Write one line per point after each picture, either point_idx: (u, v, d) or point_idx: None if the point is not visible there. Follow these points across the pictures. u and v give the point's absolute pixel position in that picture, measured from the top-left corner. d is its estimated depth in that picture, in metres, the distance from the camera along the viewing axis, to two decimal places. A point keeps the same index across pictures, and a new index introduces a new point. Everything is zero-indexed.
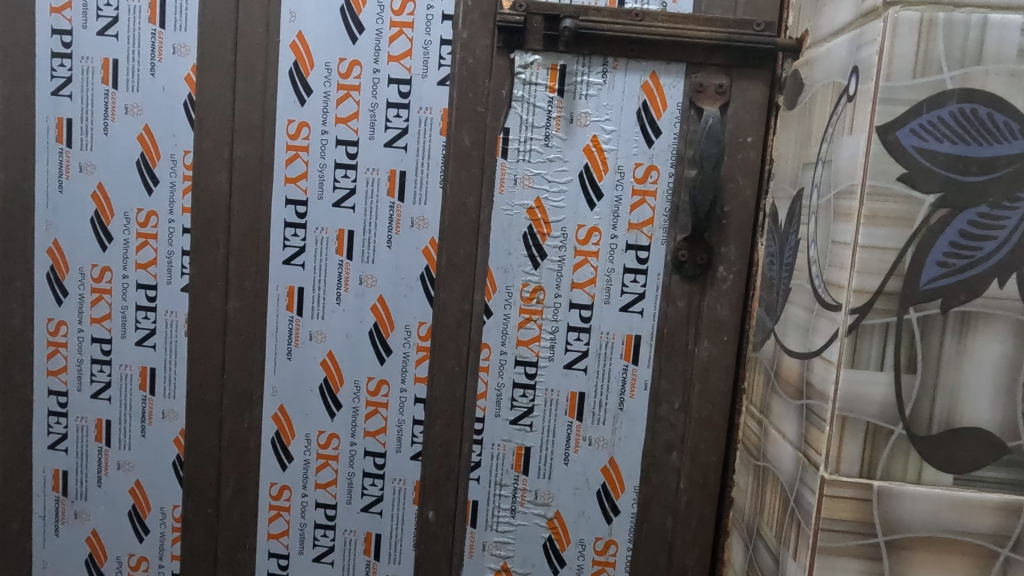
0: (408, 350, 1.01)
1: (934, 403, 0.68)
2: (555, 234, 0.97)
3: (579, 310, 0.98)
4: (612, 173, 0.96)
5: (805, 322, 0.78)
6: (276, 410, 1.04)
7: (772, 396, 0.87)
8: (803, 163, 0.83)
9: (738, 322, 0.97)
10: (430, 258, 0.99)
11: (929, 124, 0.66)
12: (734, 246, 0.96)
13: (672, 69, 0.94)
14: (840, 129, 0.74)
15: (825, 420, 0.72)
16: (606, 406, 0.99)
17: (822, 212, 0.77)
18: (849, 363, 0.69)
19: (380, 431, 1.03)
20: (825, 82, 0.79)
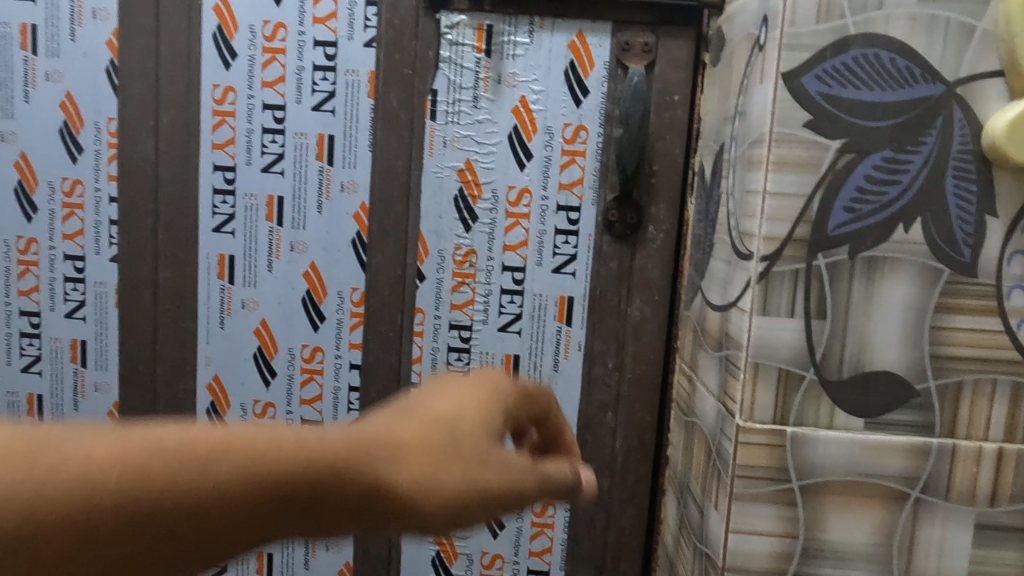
0: (341, 317, 1.00)
1: (844, 348, 0.69)
2: (485, 196, 0.97)
3: (511, 272, 0.98)
4: (541, 133, 0.95)
5: (725, 274, 0.79)
6: (211, 380, 1.03)
7: (699, 352, 0.88)
8: (724, 118, 0.83)
9: (669, 282, 0.97)
10: (361, 223, 0.98)
11: (834, 70, 0.66)
12: (663, 205, 0.96)
13: (598, 28, 0.93)
14: (752, 79, 0.74)
15: (739, 369, 0.72)
16: (541, 368, 0.99)
17: (739, 164, 0.77)
18: (761, 311, 0.70)
19: (316, 399, 1.02)
20: (742, 34, 0.79)
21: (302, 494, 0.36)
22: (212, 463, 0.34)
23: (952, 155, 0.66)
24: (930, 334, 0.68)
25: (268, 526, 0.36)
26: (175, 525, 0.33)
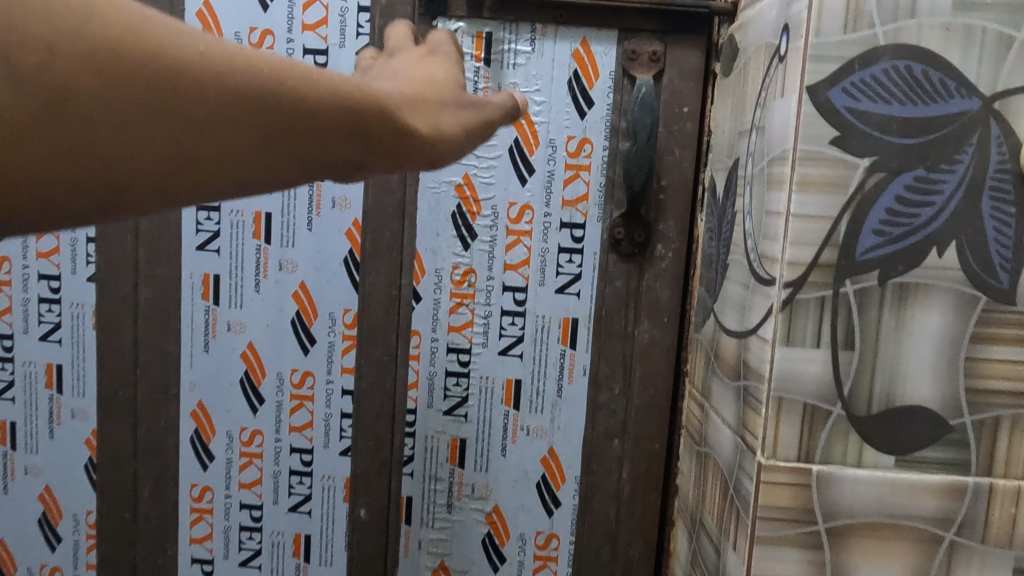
0: (333, 340, 0.95)
1: (873, 381, 0.65)
2: (485, 213, 0.92)
3: (512, 293, 0.93)
4: (543, 147, 0.90)
5: (741, 299, 0.74)
6: (195, 407, 0.97)
7: (712, 378, 0.83)
8: (739, 131, 0.79)
9: (679, 302, 0.92)
10: (354, 241, 0.93)
11: (863, 83, 0.62)
12: (672, 222, 0.91)
13: (603, 35, 0.88)
14: (772, 92, 0.69)
15: (761, 403, 0.67)
16: (544, 393, 0.94)
17: (757, 182, 0.72)
18: (784, 341, 0.65)
19: (306, 426, 0.97)
20: (758, 43, 0.74)
21: (360, 118, 0.32)
22: (191, 73, 0.28)
23: (988, 174, 0.62)
24: (966, 365, 0.64)
25: (265, 151, 0.30)
26: (196, 101, 0.28)
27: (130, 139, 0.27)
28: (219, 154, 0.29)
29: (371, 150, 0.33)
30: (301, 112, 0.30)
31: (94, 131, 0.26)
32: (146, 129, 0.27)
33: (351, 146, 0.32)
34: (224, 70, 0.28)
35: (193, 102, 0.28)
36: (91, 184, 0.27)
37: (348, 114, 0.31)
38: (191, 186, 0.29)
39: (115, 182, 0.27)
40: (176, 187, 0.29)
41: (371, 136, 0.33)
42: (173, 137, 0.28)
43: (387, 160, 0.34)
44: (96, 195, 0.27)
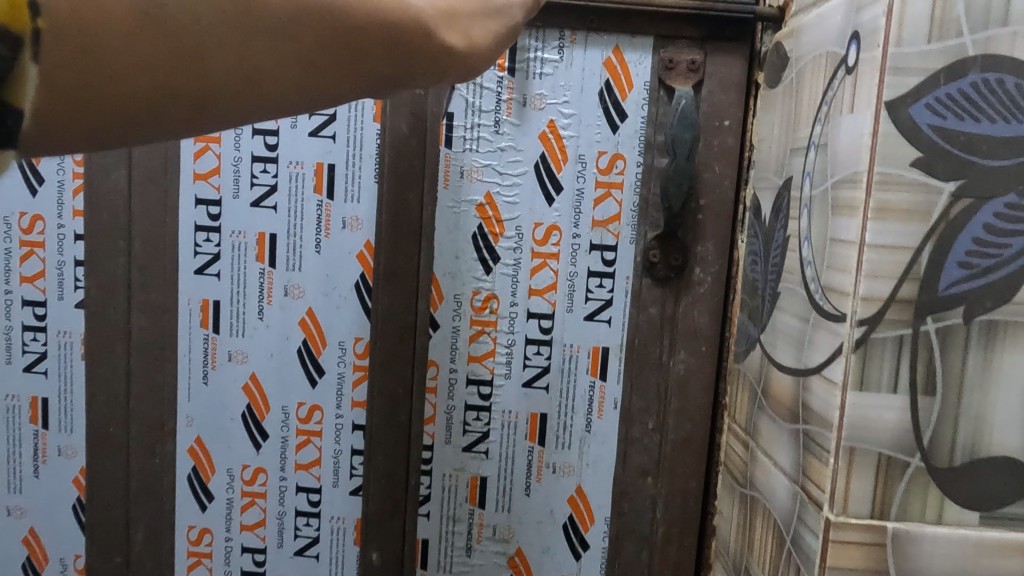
0: (343, 371, 0.88)
1: (957, 429, 0.58)
2: (508, 234, 0.85)
3: (538, 320, 0.86)
4: (572, 163, 0.84)
5: (799, 334, 0.67)
6: (192, 443, 0.90)
7: (759, 416, 0.77)
8: (792, 148, 0.72)
9: (718, 331, 0.86)
10: (366, 264, 0.86)
11: (951, 98, 0.55)
12: (712, 244, 0.84)
13: (637, 43, 0.82)
14: (837, 107, 0.63)
15: (829, 452, 0.61)
16: (572, 428, 0.87)
17: (818, 205, 0.66)
18: (857, 385, 0.58)
19: (313, 463, 0.90)
20: (817, 52, 0.68)
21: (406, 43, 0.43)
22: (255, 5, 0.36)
23: None
24: None
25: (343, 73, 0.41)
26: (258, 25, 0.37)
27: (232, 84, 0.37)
28: (300, 69, 0.39)
29: (404, 54, 0.43)
30: (347, 27, 0.39)
31: (213, 55, 0.36)
32: (246, 46, 0.37)
33: (389, 57, 0.42)
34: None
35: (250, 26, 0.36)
36: (217, 95, 0.37)
37: (388, 28, 0.41)
38: (277, 91, 0.39)
39: (232, 92, 0.38)
40: (266, 89, 0.39)
41: (403, 45, 0.43)
42: (260, 47, 0.37)
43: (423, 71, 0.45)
44: (223, 104, 0.38)
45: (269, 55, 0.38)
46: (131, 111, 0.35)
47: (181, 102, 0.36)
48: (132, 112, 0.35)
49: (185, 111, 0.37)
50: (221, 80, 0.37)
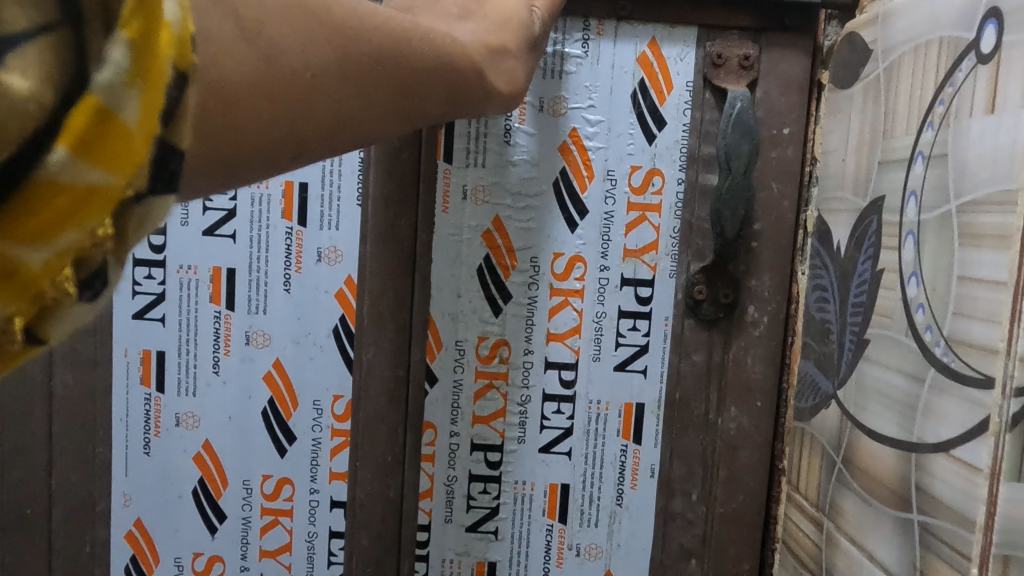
0: (319, 437, 0.71)
1: None
2: (522, 266, 0.70)
3: (558, 370, 0.71)
4: (599, 180, 0.69)
5: (908, 397, 0.53)
6: (130, 528, 0.72)
7: (840, 492, 0.62)
8: (884, 160, 0.58)
9: (775, 381, 0.71)
10: (347, 305, 0.70)
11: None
12: (768, 278, 0.70)
13: (678, 35, 0.67)
14: (964, 106, 0.49)
15: (973, 563, 0.46)
16: (599, 502, 0.72)
17: (933, 231, 0.51)
18: (1013, 474, 0.43)
19: (283, 549, 0.73)
20: (920, 41, 0.54)
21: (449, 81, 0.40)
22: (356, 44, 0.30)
23: None
24: None
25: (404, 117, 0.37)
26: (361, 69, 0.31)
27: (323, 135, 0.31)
28: (373, 112, 0.34)
29: (441, 96, 0.40)
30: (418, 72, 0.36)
31: (325, 100, 0.30)
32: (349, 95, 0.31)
33: (434, 97, 0.39)
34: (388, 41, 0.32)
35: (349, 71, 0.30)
36: (312, 142, 0.31)
37: (439, 67, 0.38)
38: (355, 137, 0.34)
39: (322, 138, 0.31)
40: (348, 135, 0.33)
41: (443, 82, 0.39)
42: (353, 91, 0.31)
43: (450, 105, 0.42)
44: (306, 150, 0.31)
45: (359, 94, 0.32)
46: (230, 170, 0.27)
47: (288, 147, 0.29)
48: (241, 165, 0.27)
49: (273, 159, 0.29)
50: (318, 122, 0.30)
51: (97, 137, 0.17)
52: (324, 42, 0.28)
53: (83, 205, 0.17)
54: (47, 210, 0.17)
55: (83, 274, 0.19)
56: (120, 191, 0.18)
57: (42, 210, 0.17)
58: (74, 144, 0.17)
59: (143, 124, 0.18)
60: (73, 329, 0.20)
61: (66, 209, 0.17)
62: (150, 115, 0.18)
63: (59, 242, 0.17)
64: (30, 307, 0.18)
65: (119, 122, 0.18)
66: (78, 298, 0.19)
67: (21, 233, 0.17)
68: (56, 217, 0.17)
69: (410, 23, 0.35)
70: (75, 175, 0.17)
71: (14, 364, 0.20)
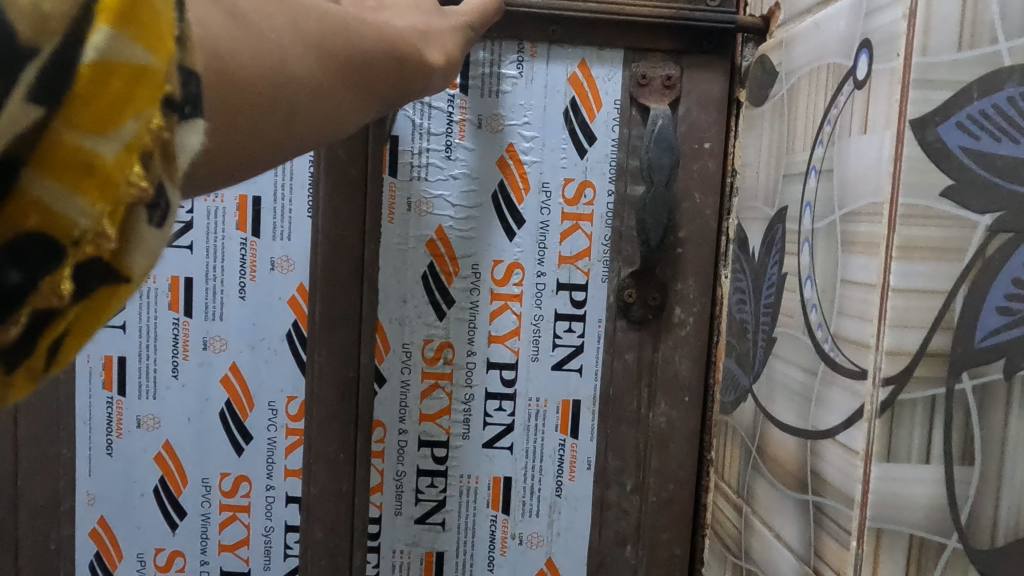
0: (274, 436, 0.76)
1: (1001, 499, 0.45)
2: (464, 273, 0.75)
3: (499, 370, 0.76)
4: (535, 192, 0.74)
5: (805, 390, 0.58)
6: (94, 525, 0.76)
7: (754, 479, 0.67)
8: (787, 172, 0.64)
9: (702, 377, 0.76)
10: (299, 311, 0.74)
11: (1016, 100, 0.44)
12: (692, 281, 0.75)
13: (605, 56, 0.73)
14: (844, 127, 0.54)
15: (853, 536, 0.51)
16: (540, 493, 0.77)
17: (823, 240, 0.57)
18: (885, 456, 0.49)
19: (241, 543, 0.77)
20: (813, 65, 0.60)
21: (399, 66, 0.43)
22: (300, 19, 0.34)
23: None
24: None
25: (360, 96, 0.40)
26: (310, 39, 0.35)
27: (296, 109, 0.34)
28: (344, 96, 0.39)
29: (406, 80, 0.45)
30: (362, 51, 0.39)
31: (289, 65, 0.33)
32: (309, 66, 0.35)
33: (398, 82, 0.44)
34: (336, 30, 0.37)
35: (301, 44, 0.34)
36: (290, 115, 0.34)
37: (395, 53, 0.43)
38: (325, 115, 0.37)
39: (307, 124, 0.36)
40: (319, 110, 0.36)
41: (402, 66, 0.44)
42: (319, 74, 0.36)
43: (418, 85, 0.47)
44: (295, 134, 0.35)
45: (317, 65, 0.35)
46: (235, 152, 0.32)
47: (272, 116, 0.33)
48: (234, 127, 0.31)
49: (272, 145, 0.34)
50: (294, 102, 0.34)
51: (134, 24, 0.22)
52: (289, 25, 0.33)
53: (133, 85, 0.22)
54: (101, 95, 0.21)
55: (150, 183, 0.23)
56: (160, 75, 0.23)
57: (100, 93, 0.21)
58: (113, 24, 0.21)
59: (162, 13, 0.23)
60: (154, 262, 0.24)
61: (118, 93, 0.21)
62: (166, 6, 0.23)
63: (122, 134, 0.22)
64: (117, 209, 0.22)
65: (144, 7, 0.22)
66: (146, 212, 0.23)
67: (87, 117, 0.21)
68: (113, 100, 0.21)
69: (359, 21, 0.40)
70: (123, 54, 0.21)
71: (121, 296, 0.24)
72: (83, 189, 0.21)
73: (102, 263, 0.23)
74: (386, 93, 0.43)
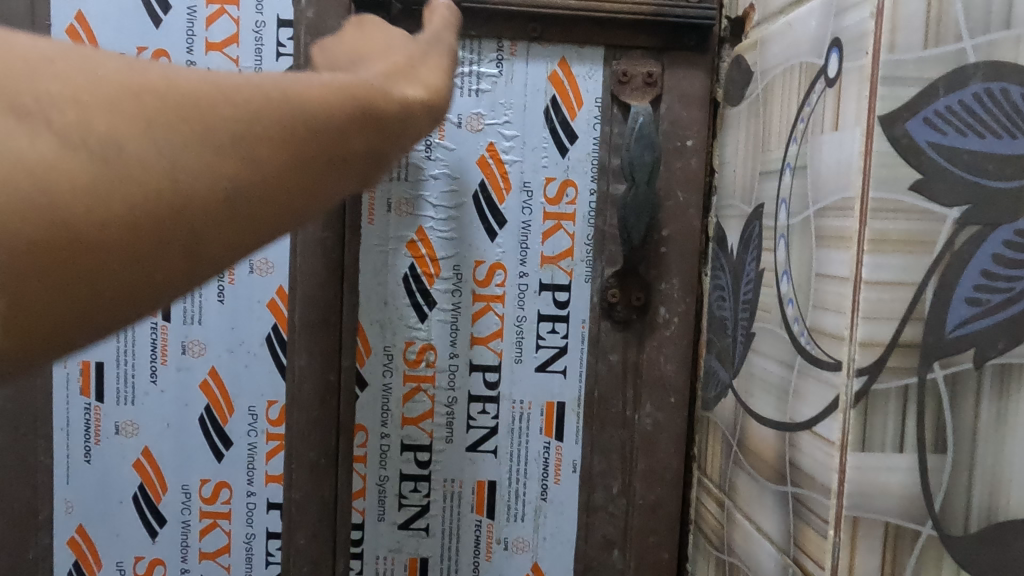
0: (254, 441, 0.75)
1: (971, 490, 0.45)
2: (445, 275, 0.75)
3: (482, 373, 0.76)
4: (516, 192, 0.75)
5: (782, 383, 0.59)
6: (73, 534, 0.75)
7: (735, 474, 0.68)
8: (763, 170, 0.65)
9: (687, 376, 0.76)
10: (279, 314, 0.74)
11: (983, 98, 0.44)
12: (677, 281, 0.76)
13: (586, 55, 0.73)
14: (816, 124, 0.56)
15: (830, 526, 0.52)
16: (524, 497, 0.77)
17: (797, 235, 0.58)
18: (858, 445, 0.50)
19: (221, 551, 0.76)
20: (786, 64, 0.61)
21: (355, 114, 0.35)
22: (203, 134, 0.30)
23: None
24: None
25: (312, 171, 0.33)
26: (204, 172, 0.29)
27: (176, 247, 0.30)
28: (294, 206, 0.33)
29: (387, 149, 0.38)
30: (323, 130, 0.34)
31: (141, 221, 0.28)
32: (189, 216, 0.29)
33: (372, 141, 0.36)
34: (300, 117, 0.33)
35: (194, 196, 0.29)
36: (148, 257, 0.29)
37: (366, 110, 0.36)
38: (235, 237, 0.31)
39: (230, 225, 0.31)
40: (214, 237, 0.31)
41: (385, 124, 0.37)
42: (202, 211, 0.30)
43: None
44: (177, 266, 0.30)
45: (226, 209, 0.30)
46: (142, 288, 0.29)
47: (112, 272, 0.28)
48: (70, 299, 0.27)
49: (135, 295, 0.29)
50: (151, 250, 0.29)
51: None
52: (162, 161, 0.28)
53: None
54: None
55: None
56: None
57: None
58: None
59: None
60: None
61: None
62: None
63: None
64: None
65: None
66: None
67: None
68: None
69: None
70: None
71: None
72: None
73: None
74: (352, 157, 0.35)
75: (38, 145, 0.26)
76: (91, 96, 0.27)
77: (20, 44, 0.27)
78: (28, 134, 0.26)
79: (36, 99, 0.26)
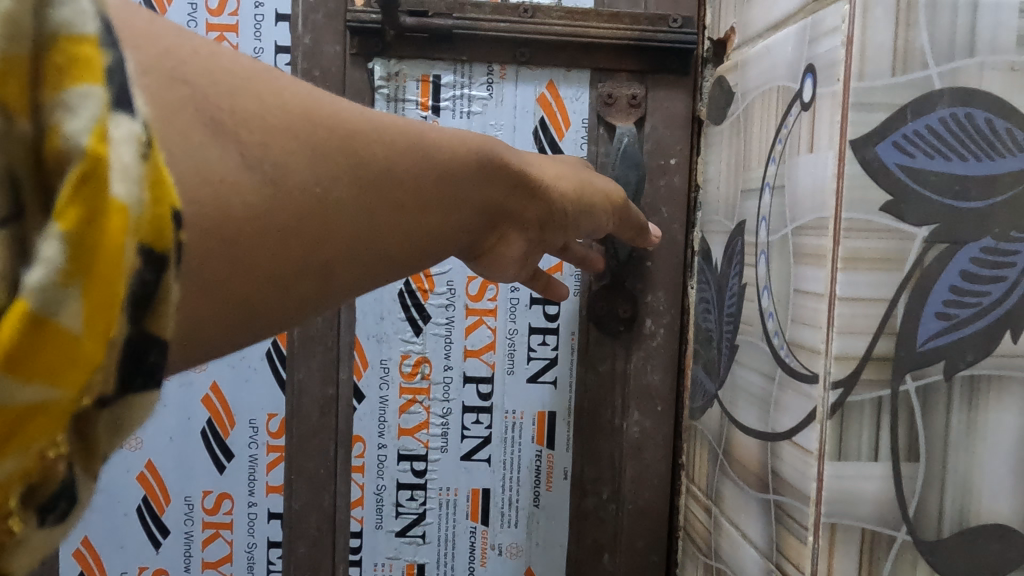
0: (255, 453, 0.77)
1: (943, 495, 0.49)
2: (439, 290, 0.77)
3: (475, 384, 0.78)
4: None
5: (763, 393, 0.62)
6: (78, 546, 0.77)
7: (721, 480, 0.70)
8: (744, 188, 0.67)
9: (672, 386, 0.79)
10: None
11: (948, 123, 0.47)
12: (662, 294, 0.78)
13: (573, 78, 0.76)
14: (793, 146, 0.58)
15: (809, 531, 0.53)
16: (517, 504, 0.79)
17: (777, 251, 0.60)
18: (834, 454, 0.51)
19: (223, 560, 0.78)
20: (765, 87, 0.64)
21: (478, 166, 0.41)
22: (374, 144, 0.33)
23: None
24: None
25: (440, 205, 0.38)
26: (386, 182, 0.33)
27: (345, 251, 0.32)
28: (424, 234, 0.37)
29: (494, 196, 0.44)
30: (454, 173, 0.39)
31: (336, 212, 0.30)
32: (364, 213, 0.32)
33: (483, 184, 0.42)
34: (440, 156, 0.37)
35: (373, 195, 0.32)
36: (331, 249, 0.31)
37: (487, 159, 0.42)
38: (384, 252, 0.34)
39: (351, 258, 0.32)
40: (371, 246, 0.33)
41: (498, 173, 0.43)
42: (373, 214, 0.33)
43: (490, 238, 0.47)
44: (339, 267, 0.32)
45: (388, 217, 0.34)
46: (313, 284, 0.31)
47: (303, 258, 0.29)
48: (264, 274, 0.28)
49: (306, 286, 0.30)
50: (332, 245, 0.31)
51: (93, 191, 0.18)
52: (348, 166, 0.31)
53: (100, 267, 0.18)
54: (93, 283, 0.18)
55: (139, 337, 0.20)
56: (134, 228, 0.19)
57: (90, 277, 0.18)
58: (79, 176, 0.17)
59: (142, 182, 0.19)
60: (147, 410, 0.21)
61: (103, 276, 0.18)
62: (148, 165, 0.19)
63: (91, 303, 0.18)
64: (90, 380, 0.19)
65: (105, 175, 0.18)
66: (131, 308, 0.19)
67: (87, 295, 0.18)
68: (108, 283, 0.18)
69: None
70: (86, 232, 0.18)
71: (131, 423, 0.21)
72: (84, 277, 0.18)
73: (92, 403, 0.19)
74: (470, 196, 0.40)
75: (226, 157, 0.25)
76: (277, 118, 0.28)
77: (232, 59, 0.27)
78: (213, 132, 0.24)
79: (231, 110, 0.26)
